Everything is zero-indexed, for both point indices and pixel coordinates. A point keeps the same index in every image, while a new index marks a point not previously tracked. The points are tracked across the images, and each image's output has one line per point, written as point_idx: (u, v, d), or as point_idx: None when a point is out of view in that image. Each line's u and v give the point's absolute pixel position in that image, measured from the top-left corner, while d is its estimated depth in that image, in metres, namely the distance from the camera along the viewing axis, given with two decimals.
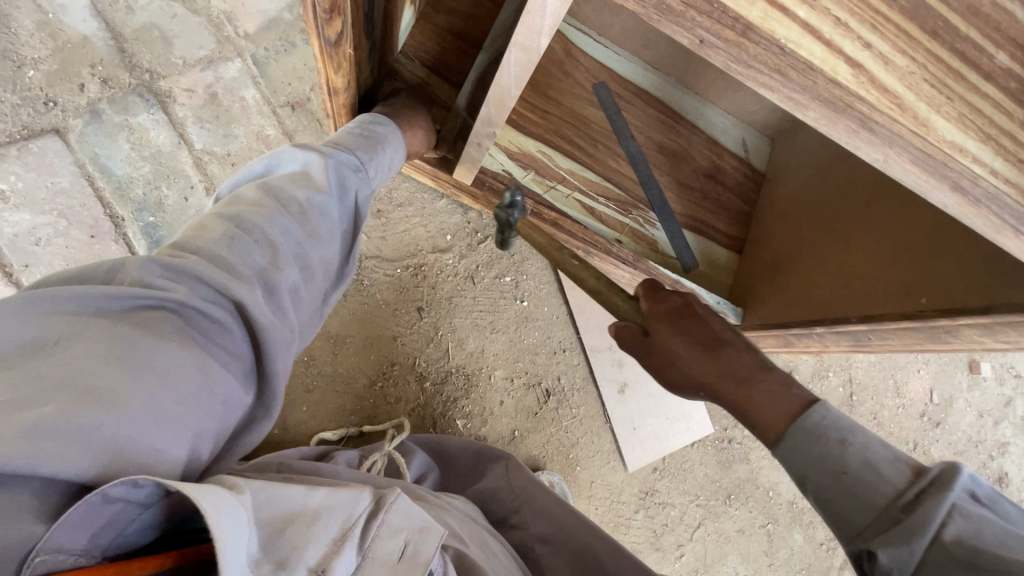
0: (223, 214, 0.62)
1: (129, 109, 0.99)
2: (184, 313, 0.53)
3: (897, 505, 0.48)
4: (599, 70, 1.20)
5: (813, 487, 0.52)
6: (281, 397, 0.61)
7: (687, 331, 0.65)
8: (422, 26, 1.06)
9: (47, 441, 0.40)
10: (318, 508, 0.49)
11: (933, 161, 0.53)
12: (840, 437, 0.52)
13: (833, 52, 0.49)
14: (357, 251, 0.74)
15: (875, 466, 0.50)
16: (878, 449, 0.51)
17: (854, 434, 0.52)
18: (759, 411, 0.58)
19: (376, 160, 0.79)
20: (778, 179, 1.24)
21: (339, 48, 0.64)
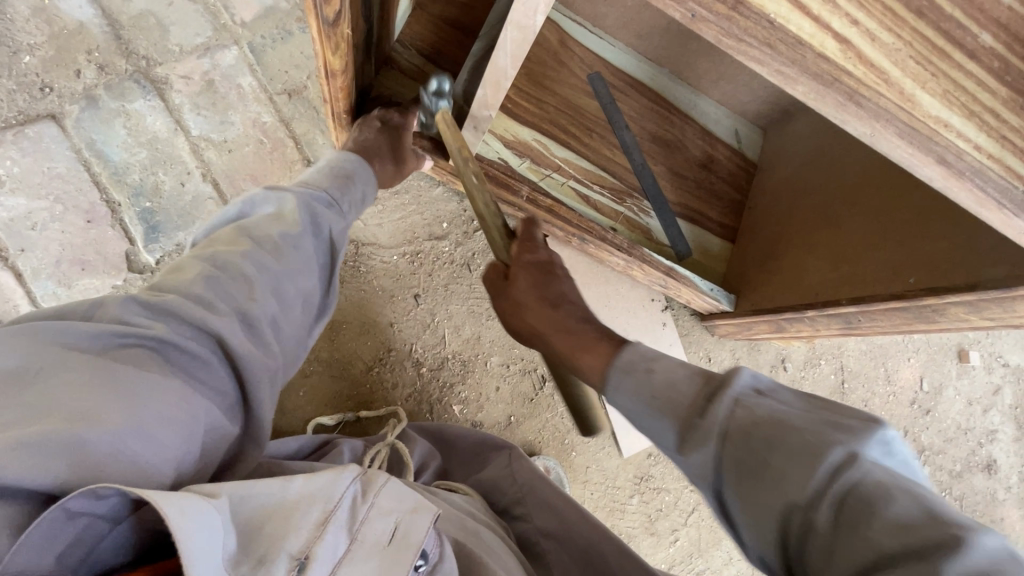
0: (203, 254, 0.62)
1: (126, 95, 0.99)
2: (161, 348, 0.53)
3: (695, 411, 0.49)
4: (594, 60, 1.21)
5: (646, 427, 0.54)
6: (268, 424, 0.62)
7: (540, 284, 0.69)
8: (418, 15, 1.07)
9: (27, 458, 0.40)
10: (302, 495, 0.48)
11: (920, 136, 0.54)
12: (648, 369, 0.56)
13: (821, 28, 0.50)
14: (336, 284, 0.74)
15: (674, 383, 0.53)
16: (677, 369, 0.54)
17: (658, 362, 0.56)
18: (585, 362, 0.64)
19: (349, 195, 0.80)
20: (770, 168, 1.25)
21: (337, 28, 0.65)
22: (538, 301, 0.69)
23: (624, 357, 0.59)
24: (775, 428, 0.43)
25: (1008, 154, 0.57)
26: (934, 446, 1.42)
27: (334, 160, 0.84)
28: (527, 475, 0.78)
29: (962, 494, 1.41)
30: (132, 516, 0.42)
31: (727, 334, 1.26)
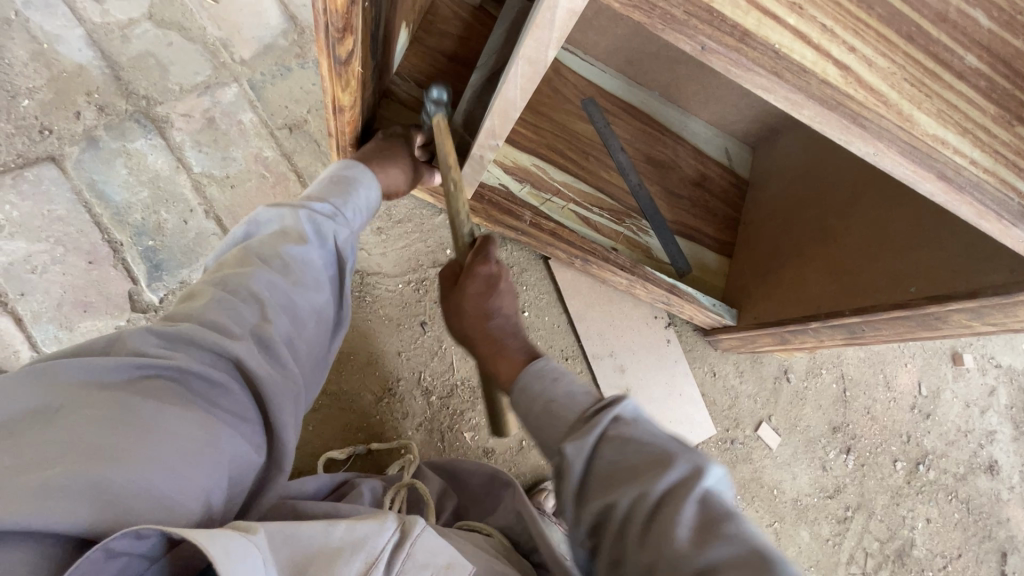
0: (214, 278, 0.62)
1: (126, 135, 0.99)
2: (179, 376, 0.52)
3: (581, 417, 0.58)
4: (587, 86, 1.25)
5: (528, 414, 0.63)
6: (291, 448, 0.60)
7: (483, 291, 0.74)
8: (416, 49, 1.10)
9: (52, 500, 0.40)
10: (342, 543, 0.48)
11: (920, 153, 0.56)
12: (555, 374, 0.64)
13: (822, 56, 0.53)
14: (349, 294, 0.74)
15: (573, 392, 0.62)
16: (579, 382, 0.63)
17: (564, 374, 0.64)
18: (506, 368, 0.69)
19: (352, 202, 0.79)
20: (762, 184, 1.29)
21: (348, 67, 0.66)
22: (485, 297, 0.73)
23: (534, 365, 0.67)
24: (653, 450, 0.52)
25: (999, 168, 0.60)
26: (937, 450, 1.43)
27: (341, 169, 0.83)
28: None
29: (968, 496, 1.42)
30: (169, 554, 0.42)
31: (731, 349, 1.27)
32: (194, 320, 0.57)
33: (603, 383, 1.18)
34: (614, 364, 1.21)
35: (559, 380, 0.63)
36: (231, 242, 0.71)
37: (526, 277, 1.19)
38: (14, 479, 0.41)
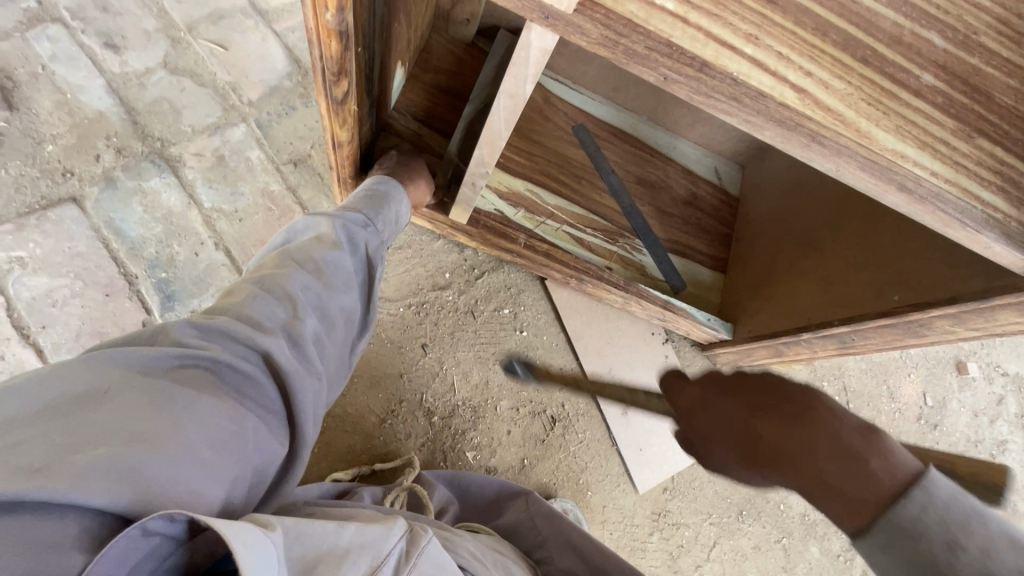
0: (249, 279, 0.67)
1: (142, 175, 1.05)
2: (219, 369, 0.56)
3: None
4: (578, 113, 1.31)
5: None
6: (311, 443, 0.63)
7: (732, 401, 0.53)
8: (412, 85, 1.16)
9: (96, 478, 0.42)
10: (348, 543, 0.50)
11: (880, 167, 0.60)
12: (948, 536, 0.41)
13: (778, 80, 0.57)
14: (375, 299, 0.79)
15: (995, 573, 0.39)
16: (1006, 552, 0.40)
17: (966, 533, 0.41)
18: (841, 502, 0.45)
19: (383, 214, 0.85)
20: (751, 201, 1.32)
21: (344, 106, 0.71)
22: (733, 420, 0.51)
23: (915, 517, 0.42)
24: None
25: (961, 178, 0.63)
26: None
27: (369, 183, 0.89)
28: (546, 517, 0.79)
29: None
30: (188, 545, 0.44)
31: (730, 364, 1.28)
32: (230, 315, 0.62)
33: (603, 400, 1.20)
34: (613, 381, 1.21)
35: (968, 547, 0.40)
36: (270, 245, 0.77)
37: (523, 298, 1.22)
38: (63, 456, 0.43)
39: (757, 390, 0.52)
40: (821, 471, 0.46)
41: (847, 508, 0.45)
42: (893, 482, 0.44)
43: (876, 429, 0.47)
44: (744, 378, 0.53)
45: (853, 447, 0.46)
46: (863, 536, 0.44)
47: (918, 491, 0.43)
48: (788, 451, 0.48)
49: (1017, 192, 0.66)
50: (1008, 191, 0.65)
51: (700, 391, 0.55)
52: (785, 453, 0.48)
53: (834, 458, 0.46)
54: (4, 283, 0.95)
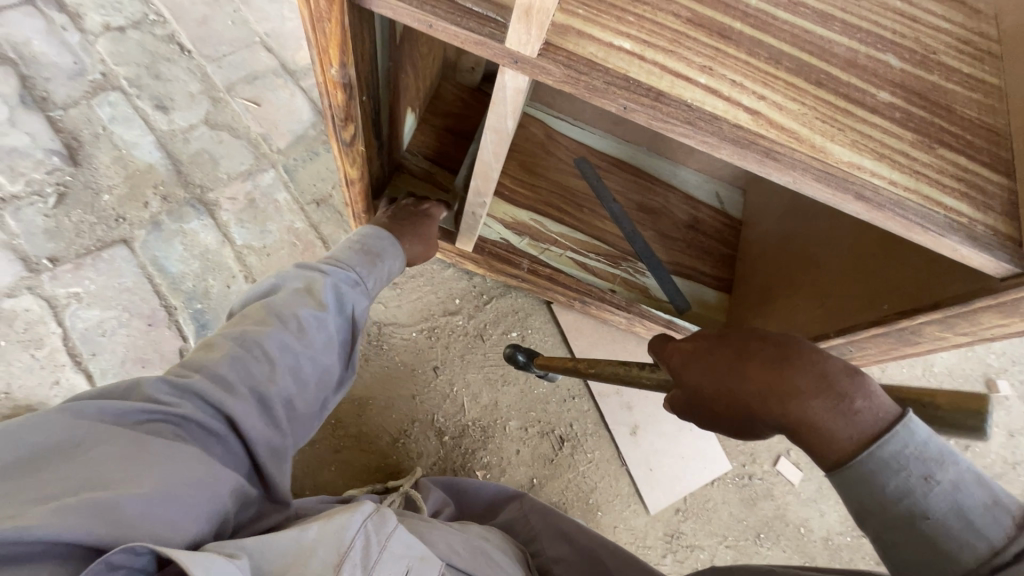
0: (230, 335, 0.73)
1: (184, 217, 1.18)
2: (182, 424, 0.62)
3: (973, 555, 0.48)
4: (578, 147, 1.39)
5: (876, 512, 0.51)
6: (284, 484, 0.71)
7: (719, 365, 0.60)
8: (423, 128, 1.27)
9: (70, 518, 0.47)
10: (313, 543, 0.54)
11: (837, 178, 0.64)
12: (925, 472, 0.50)
13: (733, 105, 0.63)
14: (353, 356, 0.86)
15: (962, 510, 0.49)
16: (963, 487, 0.49)
17: (938, 468, 0.50)
18: (813, 428, 0.54)
19: (371, 272, 0.93)
20: (752, 223, 1.36)
21: (353, 146, 0.81)
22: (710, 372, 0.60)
23: (890, 449, 0.50)
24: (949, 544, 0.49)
25: (922, 185, 0.66)
26: None
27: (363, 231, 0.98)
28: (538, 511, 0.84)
29: None
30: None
31: None
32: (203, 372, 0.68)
33: (611, 420, 1.22)
34: (621, 402, 1.23)
35: (931, 482, 0.50)
36: (257, 291, 0.85)
37: (531, 321, 1.28)
38: (35, 505, 0.48)
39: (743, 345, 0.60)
40: (805, 406, 0.54)
41: (830, 446, 0.53)
42: (874, 423, 0.51)
43: (852, 366, 0.55)
44: (741, 338, 0.60)
45: (831, 384, 0.54)
46: (842, 466, 0.53)
47: (896, 433, 0.50)
48: (776, 389, 0.56)
49: (983, 197, 0.69)
50: (972, 196, 0.68)
51: (690, 345, 0.64)
52: (773, 390, 0.56)
53: (817, 396, 0.54)
54: (62, 316, 1.07)
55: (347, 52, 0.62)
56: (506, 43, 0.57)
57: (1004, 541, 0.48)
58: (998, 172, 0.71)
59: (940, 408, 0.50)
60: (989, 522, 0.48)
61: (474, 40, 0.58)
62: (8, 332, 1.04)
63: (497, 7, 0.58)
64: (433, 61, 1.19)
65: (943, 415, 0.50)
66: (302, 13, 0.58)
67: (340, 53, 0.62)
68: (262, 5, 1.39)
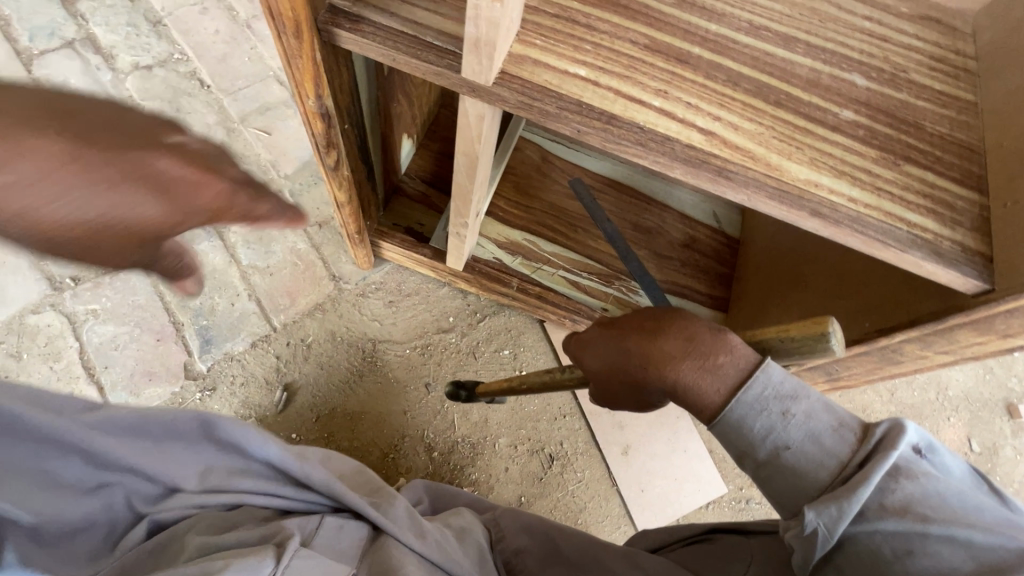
0: None
1: (195, 239, 1.25)
2: None
3: (840, 479, 0.45)
4: (573, 169, 1.41)
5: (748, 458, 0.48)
6: None
7: (603, 346, 0.57)
8: (421, 153, 1.32)
9: None
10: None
11: (793, 196, 0.65)
12: (783, 409, 0.46)
13: (686, 126, 0.65)
14: None
15: (818, 438, 0.46)
16: (821, 416, 0.46)
17: (795, 401, 0.46)
18: (686, 392, 0.49)
19: None
20: (749, 242, 1.35)
21: (338, 171, 0.86)
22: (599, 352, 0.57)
23: (749, 391, 0.46)
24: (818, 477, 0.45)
25: (884, 202, 0.66)
26: None
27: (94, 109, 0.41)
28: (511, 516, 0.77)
29: None
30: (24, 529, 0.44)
31: None
32: None
33: (603, 439, 1.21)
34: (613, 421, 1.23)
35: (791, 418, 0.46)
36: None
37: (523, 339, 1.29)
38: None
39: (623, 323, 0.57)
40: (676, 374, 0.50)
41: (702, 407, 0.49)
42: (738, 376, 0.47)
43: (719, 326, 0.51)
44: (627, 317, 0.57)
45: (697, 344, 0.50)
46: (716, 421, 0.48)
47: (755, 379, 0.46)
48: (648, 358, 0.52)
49: (951, 214, 0.68)
50: (939, 212, 0.67)
51: (585, 333, 0.61)
52: (646, 364, 0.52)
53: (687, 358, 0.50)
54: (80, 330, 1.14)
55: (320, 84, 0.68)
56: (463, 73, 0.61)
57: (851, 454, 0.45)
58: (968, 187, 0.70)
59: (790, 338, 0.45)
60: (834, 442, 0.46)
61: (434, 71, 0.63)
62: (31, 346, 1.12)
63: (456, 41, 0.63)
64: (428, 91, 1.24)
65: (795, 344, 0.45)
66: (278, 50, 0.64)
67: (313, 85, 0.67)
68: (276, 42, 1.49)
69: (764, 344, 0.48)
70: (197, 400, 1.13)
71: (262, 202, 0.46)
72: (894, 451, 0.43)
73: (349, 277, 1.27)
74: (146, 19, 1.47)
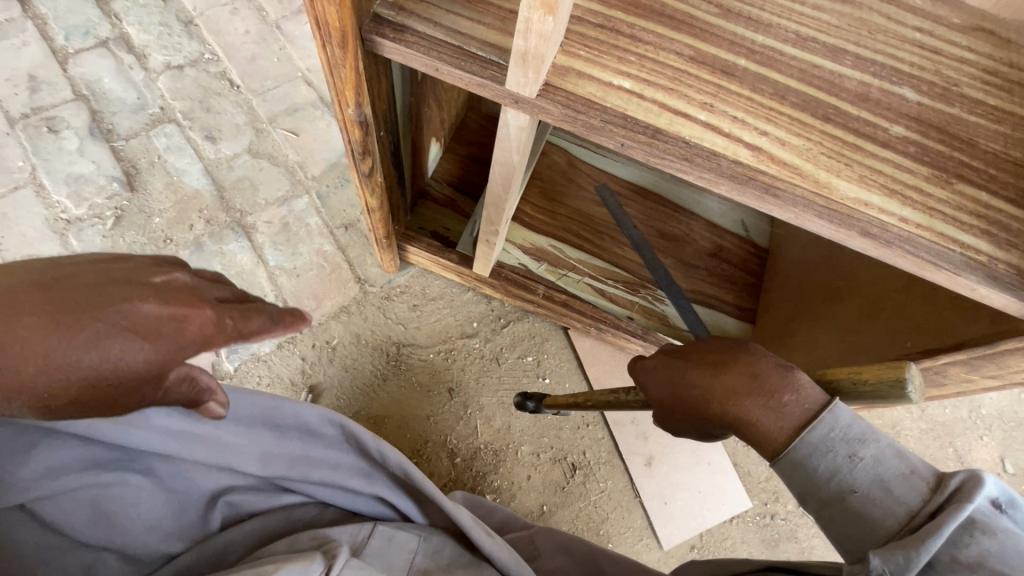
0: None
1: (223, 239, 1.27)
2: None
3: (908, 527, 0.46)
4: (600, 175, 1.40)
5: (811, 497, 0.51)
6: None
7: (668, 378, 0.64)
8: (448, 156, 1.32)
9: None
10: None
11: (841, 215, 0.63)
12: (850, 452, 0.49)
13: (733, 141, 0.64)
14: None
15: (888, 485, 0.48)
16: (891, 463, 0.48)
17: (864, 446, 0.49)
18: (752, 428, 0.54)
19: None
20: (779, 252, 1.32)
21: (372, 178, 0.85)
22: (666, 382, 0.65)
23: (815, 432, 0.50)
24: (884, 522, 0.47)
25: (935, 222, 0.64)
26: None
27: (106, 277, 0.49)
28: (544, 536, 0.88)
29: None
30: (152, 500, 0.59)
31: None
32: None
33: (626, 449, 1.20)
34: (637, 431, 1.22)
35: (860, 463, 0.49)
36: None
37: (547, 346, 1.29)
38: None
39: (689, 356, 0.63)
40: (741, 407, 0.55)
41: (766, 440, 0.53)
42: (803, 415, 0.51)
43: (787, 362, 0.55)
44: (695, 350, 0.64)
45: (763, 381, 0.55)
46: (779, 459, 0.52)
47: (822, 420, 0.50)
48: (716, 393, 0.58)
49: (1006, 235, 0.65)
50: (994, 233, 0.65)
51: (653, 360, 0.68)
52: (712, 395, 0.58)
53: (751, 395, 0.55)
54: None
55: (360, 92, 0.67)
56: (507, 86, 0.61)
57: (922, 503, 0.47)
58: None
59: (866, 383, 0.50)
60: (904, 490, 0.47)
61: (478, 82, 0.62)
62: None
63: (500, 52, 0.62)
64: (457, 94, 1.23)
65: (871, 389, 0.50)
66: (320, 58, 0.63)
67: (353, 93, 0.66)
68: (305, 43, 1.50)
69: (836, 388, 0.53)
70: None
71: (256, 319, 0.56)
72: (972, 502, 0.43)
73: (374, 280, 1.27)
74: (177, 17, 1.48)
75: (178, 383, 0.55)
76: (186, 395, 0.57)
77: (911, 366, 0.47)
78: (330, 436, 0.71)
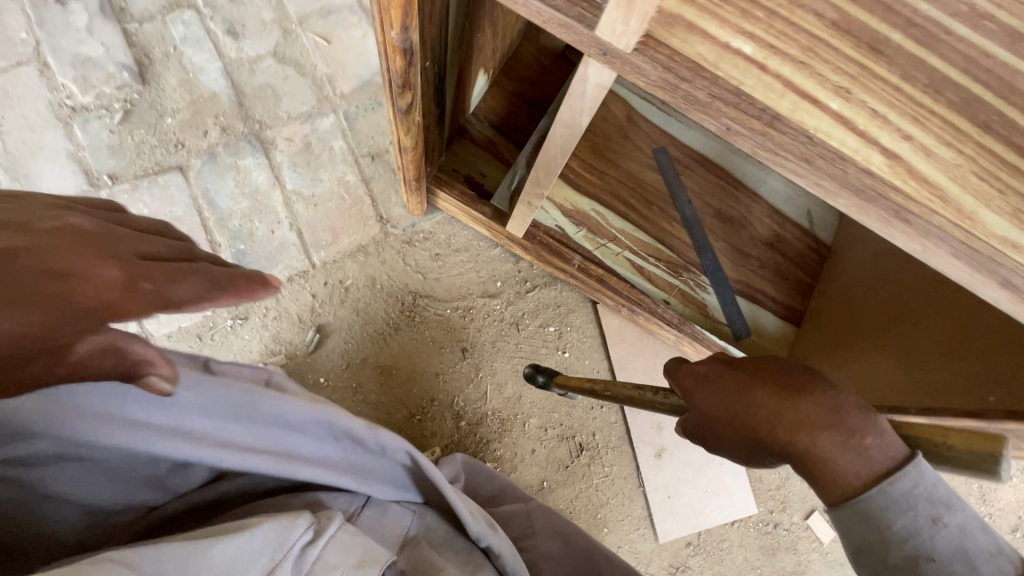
0: None
1: (239, 152, 1.15)
2: None
3: None
4: (659, 135, 1.23)
5: (878, 556, 0.47)
6: None
7: (721, 390, 0.57)
8: (494, 92, 1.16)
9: None
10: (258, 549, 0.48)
11: (979, 256, 0.50)
12: (933, 514, 0.45)
13: (868, 142, 0.49)
14: None
15: (973, 562, 0.44)
16: (979, 537, 0.44)
17: (950, 512, 0.45)
18: (824, 469, 0.48)
19: None
20: (844, 254, 1.18)
21: (409, 115, 0.73)
22: (713, 392, 0.58)
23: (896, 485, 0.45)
24: None
25: None
26: None
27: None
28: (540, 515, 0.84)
29: None
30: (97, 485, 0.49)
31: None
32: None
33: (637, 438, 1.14)
34: (652, 421, 1.15)
35: (943, 531, 0.44)
36: None
37: (571, 318, 1.20)
38: None
39: (749, 369, 0.57)
40: (813, 441, 0.49)
41: (833, 483, 0.48)
42: (884, 463, 0.46)
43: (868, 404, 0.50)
44: (759, 364, 0.57)
45: (842, 419, 0.49)
46: (847, 507, 0.47)
47: (904, 474, 0.45)
48: (785, 417, 0.51)
49: None
50: None
51: (705, 368, 0.60)
52: (781, 422, 0.51)
53: (826, 429, 0.49)
54: None
55: (412, 9, 0.52)
56: (597, 33, 0.47)
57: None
58: None
59: (947, 446, 0.44)
60: (992, 567, 0.43)
61: (561, 23, 0.48)
62: None
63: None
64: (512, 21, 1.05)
65: (952, 454, 0.43)
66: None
67: (403, 8, 0.52)
68: None
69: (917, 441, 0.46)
70: (228, 327, 1.07)
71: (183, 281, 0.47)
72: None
73: (397, 221, 1.16)
74: None
75: (95, 356, 0.41)
76: (111, 370, 0.42)
77: (1005, 443, 0.39)
78: (317, 428, 0.60)
